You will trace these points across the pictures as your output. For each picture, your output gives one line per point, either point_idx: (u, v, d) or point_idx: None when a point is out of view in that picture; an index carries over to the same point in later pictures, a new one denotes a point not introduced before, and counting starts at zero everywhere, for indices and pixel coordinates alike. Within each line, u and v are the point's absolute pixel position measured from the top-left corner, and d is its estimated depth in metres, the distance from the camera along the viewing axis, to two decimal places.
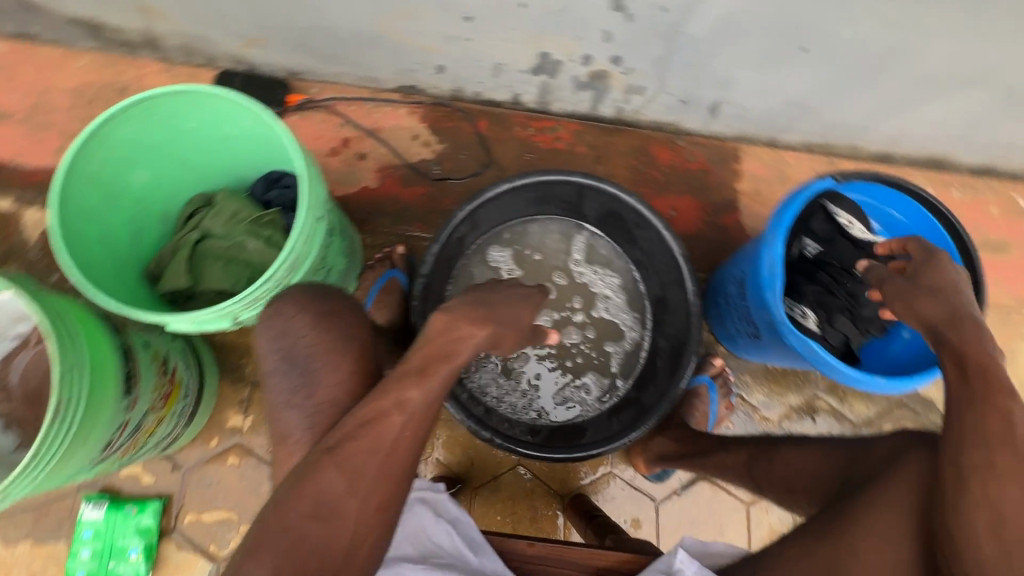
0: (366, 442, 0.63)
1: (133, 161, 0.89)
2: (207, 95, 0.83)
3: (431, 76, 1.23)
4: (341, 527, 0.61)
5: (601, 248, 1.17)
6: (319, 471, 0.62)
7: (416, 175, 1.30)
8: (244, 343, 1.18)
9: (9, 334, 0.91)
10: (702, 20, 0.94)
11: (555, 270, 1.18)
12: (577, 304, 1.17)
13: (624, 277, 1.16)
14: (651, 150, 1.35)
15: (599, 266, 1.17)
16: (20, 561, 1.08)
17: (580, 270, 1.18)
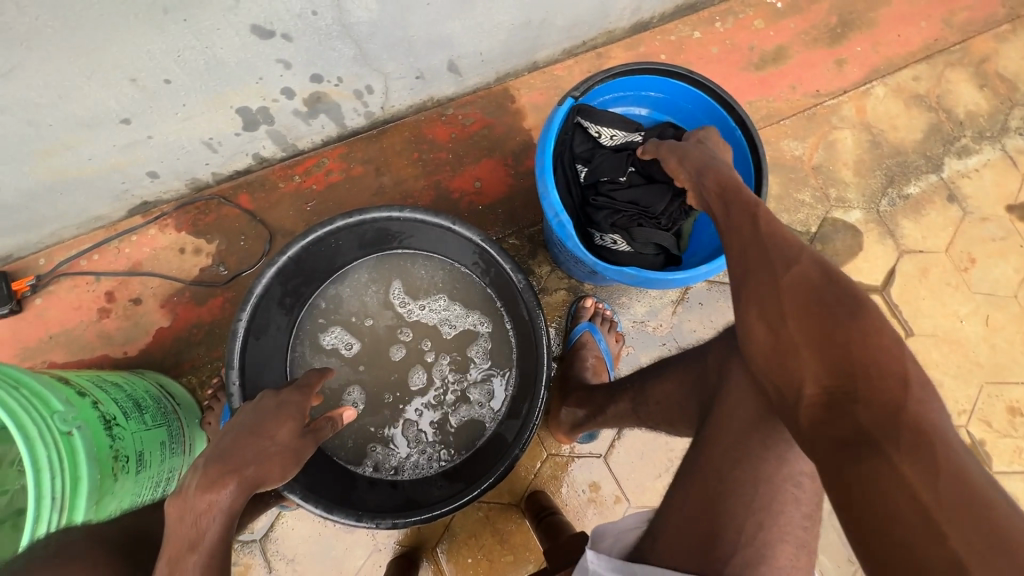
0: None
1: None
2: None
3: (149, 185, 1.07)
4: None
5: (415, 275, 1.09)
6: None
7: (204, 289, 1.16)
8: None
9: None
10: (360, 5, 0.84)
11: (387, 323, 1.08)
12: (426, 342, 1.09)
13: (453, 289, 1.09)
14: (426, 134, 1.25)
15: (425, 294, 1.09)
16: None
17: (409, 309, 1.09)
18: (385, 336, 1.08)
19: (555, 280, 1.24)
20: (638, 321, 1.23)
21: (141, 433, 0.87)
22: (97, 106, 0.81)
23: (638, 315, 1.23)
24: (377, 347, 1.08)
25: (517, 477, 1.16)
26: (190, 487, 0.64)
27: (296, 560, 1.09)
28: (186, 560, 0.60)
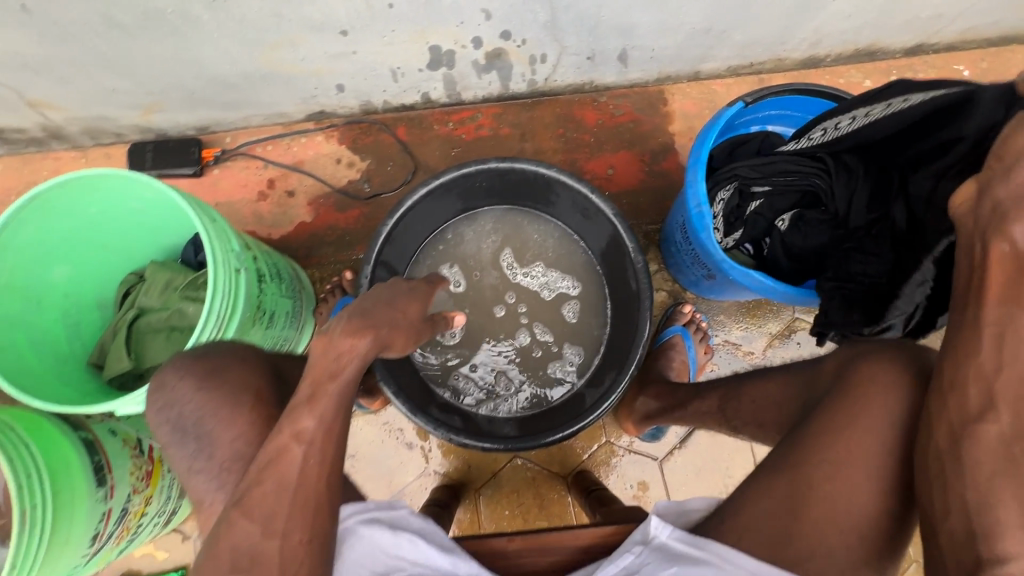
0: (271, 485, 0.62)
1: (46, 259, 0.87)
2: (80, 185, 0.82)
3: (334, 97, 1.21)
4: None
5: (528, 239, 1.15)
6: (230, 526, 0.61)
7: (347, 198, 1.29)
8: None
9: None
10: None
11: (495, 274, 1.15)
12: (523, 305, 1.14)
13: (562, 260, 1.14)
14: (575, 115, 1.32)
15: (534, 260, 1.15)
16: None
17: (514, 270, 1.16)
18: (489, 288, 1.15)
19: (659, 280, 1.26)
20: (732, 341, 1.22)
21: (277, 296, 1.00)
22: (328, 13, 0.94)
23: (732, 336, 1.22)
24: (480, 296, 1.14)
25: (574, 451, 1.19)
26: (335, 329, 0.68)
27: (357, 457, 1.19)
28: (324, 388, 0.65)
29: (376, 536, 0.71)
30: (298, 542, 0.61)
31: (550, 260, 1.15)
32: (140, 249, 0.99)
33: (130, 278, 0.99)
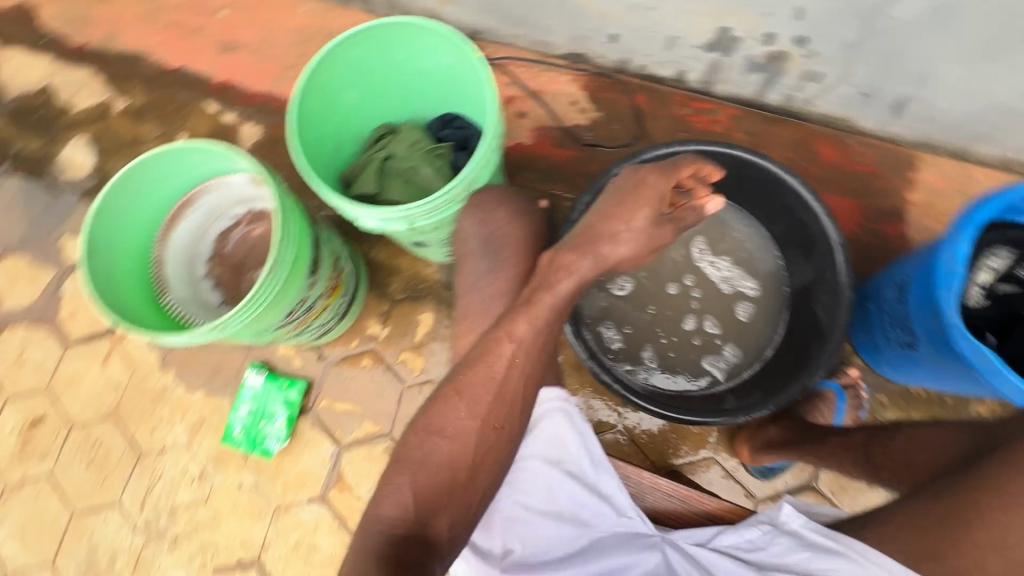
0: (480, 374, 0.77)
1: (346, 81, 1.01)
2: (404, 27, 0.95)
3: (602, 44, 1.28)
4: (462, 446, 0.76)
5: (727, 234, 1.16)
6: (444, 402, 0.77)
7: (567, 138, 1.36)
8: (392, 263, 1.33)
9: (240, 211, 1.11)
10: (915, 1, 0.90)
11: (682, 253, 1.17)
12: (696, 291, 1.16)
13: (750, 268, 1.15)
14: (814, 145, 1.29)
15: (724, 255, 1.16)
16: (195, 405, 1.31)
17: (701, 258, 1.17)
18: (671, 262, 1.17)
19: None
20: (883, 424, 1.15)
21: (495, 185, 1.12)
22: None
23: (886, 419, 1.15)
24: (660, 266, 1.17)
25: (678, 451, 1.19)
26: None
27: None
28: None
29: (553, 431, 0.90)
30: (493, 429, 0.78)
31: (738, 264, 1.16)
32: (401, 107, 1.13)
33: (384, 127, 1.12)
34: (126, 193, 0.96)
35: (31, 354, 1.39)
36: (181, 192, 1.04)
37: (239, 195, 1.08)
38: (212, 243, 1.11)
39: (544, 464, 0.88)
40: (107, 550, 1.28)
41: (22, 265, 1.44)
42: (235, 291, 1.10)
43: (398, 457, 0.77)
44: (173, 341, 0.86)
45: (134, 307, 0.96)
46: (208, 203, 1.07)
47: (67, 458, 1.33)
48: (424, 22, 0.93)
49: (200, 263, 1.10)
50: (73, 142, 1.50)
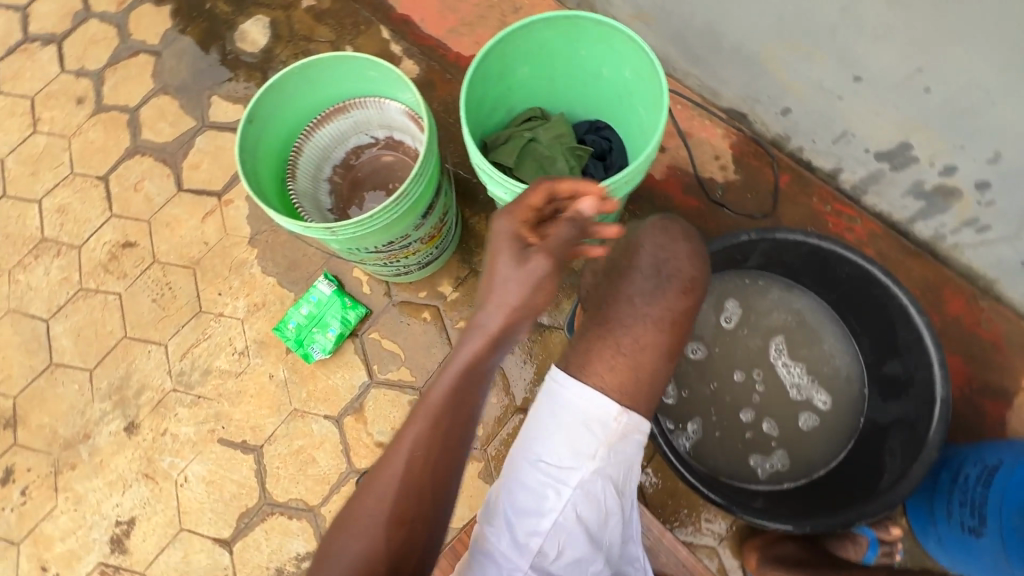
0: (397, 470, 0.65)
1: (525, 58, 1.04)
2: (599, 28, 0.97)
3: (770, 114, 1.26)
4: (370, 544, 0.62)
5: (814, 341, 1.12)
6: (354, 505, 0.65)
7: (697, 188, 1.34)
8: (485, 236, 1.36)
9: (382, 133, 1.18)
10: None
11: (764, 343, 1.13)
12: (763, 386, 1.12)
13: (828, 385, 1.10)
14: (943, 292, 1.22)
15: (803, 361, 1.12)
16: (263, 288, 1.38)
17: (780, 356, 1.13)
18: (745, 348, 1.13)
19: None
20: None
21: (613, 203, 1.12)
22: (868, 58, 0.97)
23: None
24: (733, 348, 1.13)
25: (685, 526, 1.14)
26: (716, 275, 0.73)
27: (528, 363, 1.27)
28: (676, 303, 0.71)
29: (628, 458, 0.70)
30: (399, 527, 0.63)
31: (817, 376, 1.11)
32: (556, 98, 1.16)
33: (534, 109, 1.14)
34: (296, 79, 1.01)
35: (148, 185, 1.50)
36: (342, 97, 1.10)
37: (387, 120, 1.13)
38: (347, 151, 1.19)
39: (605, 485, 0.68)
40: (138, 379, 1.35)
41: (173, 107, 1.56)
42: (348, 202, 1.18)
43: (300, 574, 0.64)
44: (289, 227, 0.92)
45: (265, 180, 1.03)
46: (358, 116, 1.13)
47: (139, 287, 1.42)
48: (621, 30, 0.94)
49: (328, 164, 1.17)
50: (256, 18, 1.61)
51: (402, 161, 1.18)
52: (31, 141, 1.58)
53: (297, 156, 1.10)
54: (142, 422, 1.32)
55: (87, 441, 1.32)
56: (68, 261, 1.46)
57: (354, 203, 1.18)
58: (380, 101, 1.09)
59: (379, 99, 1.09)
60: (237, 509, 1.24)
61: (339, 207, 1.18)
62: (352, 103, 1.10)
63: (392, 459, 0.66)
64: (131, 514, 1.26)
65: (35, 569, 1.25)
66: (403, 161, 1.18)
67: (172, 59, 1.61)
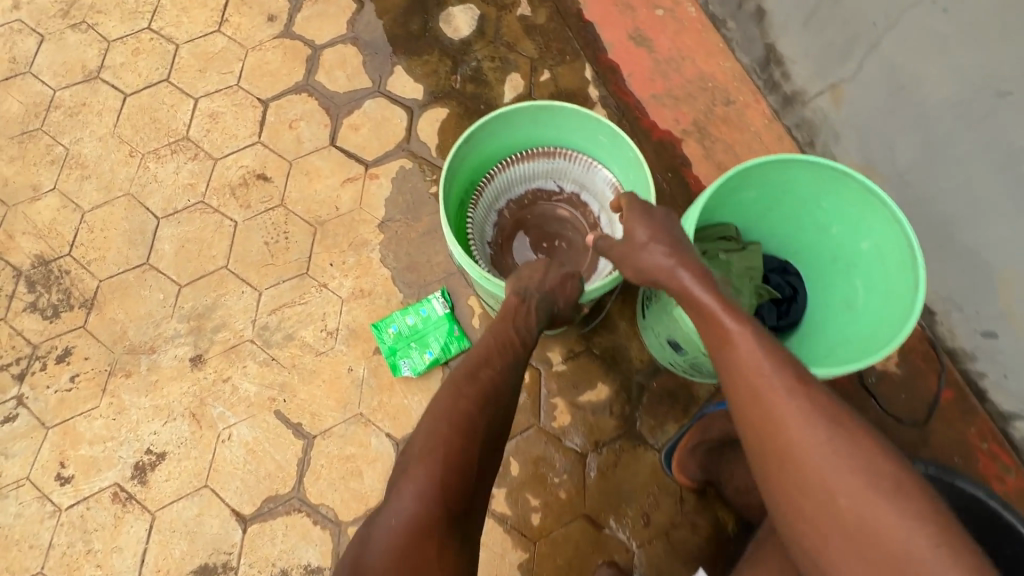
0: (437, 417, 0.71)
1: (759, 185, 0.95)
2: (860, 193, 0.89)
3: (967, 328, 1.14)
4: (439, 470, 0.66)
5: None
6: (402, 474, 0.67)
7: None
8: (614, 320, 1.27)
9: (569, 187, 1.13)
10: None
11: None
12: None
13: None
14: None
15: None
16: (375, 277, 1.32)
17: None
18: None
19: None
20: None
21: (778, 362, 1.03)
22: None
23: None
24: None
25: None
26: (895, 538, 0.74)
27: (610, 470, 1.18)
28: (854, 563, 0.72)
29: None
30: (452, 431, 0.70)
31: None
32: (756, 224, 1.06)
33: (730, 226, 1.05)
34: (526, 112, 1.01)
35: (303, 126, 1.46)
36: (556, 144, 1.09)
37: (585, 180, 1.11)
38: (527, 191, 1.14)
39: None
40: (221, 315, 1.30)
41: (355, 60, 1.52)
42: (508, 240, 1.12)
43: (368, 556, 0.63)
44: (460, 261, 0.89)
45: (455, 192, 0.99)
46: (559, 165, 1.11)
47: (256, 223, 1.37)
48: (892, 207, 0.85)
49: (504, 197, 1.13)
50: (467, 6, 1.56)
51: (577, 222, 1.13)
52: (210, 37, 1.55)
53: (488, 181, 1.08)
54: (209, 359, 1.27)
55: (150, 355, 1.27)
56: (200, 169, 1.43)
57: (512, 244, 1.12)
58: (591, 163, 1.08)
59: (591, 162, 1.08)
60: (267, 490, 1.18)
61: (497, 243, 1.12)
62: (562, 153, 1.09)
63: (433, 408, 0.73)
64: (165, 448, 1.21)
65: (54, 461, 1.20)
66: (578, 223, 1.13)
67: (372, 12, 1.57)
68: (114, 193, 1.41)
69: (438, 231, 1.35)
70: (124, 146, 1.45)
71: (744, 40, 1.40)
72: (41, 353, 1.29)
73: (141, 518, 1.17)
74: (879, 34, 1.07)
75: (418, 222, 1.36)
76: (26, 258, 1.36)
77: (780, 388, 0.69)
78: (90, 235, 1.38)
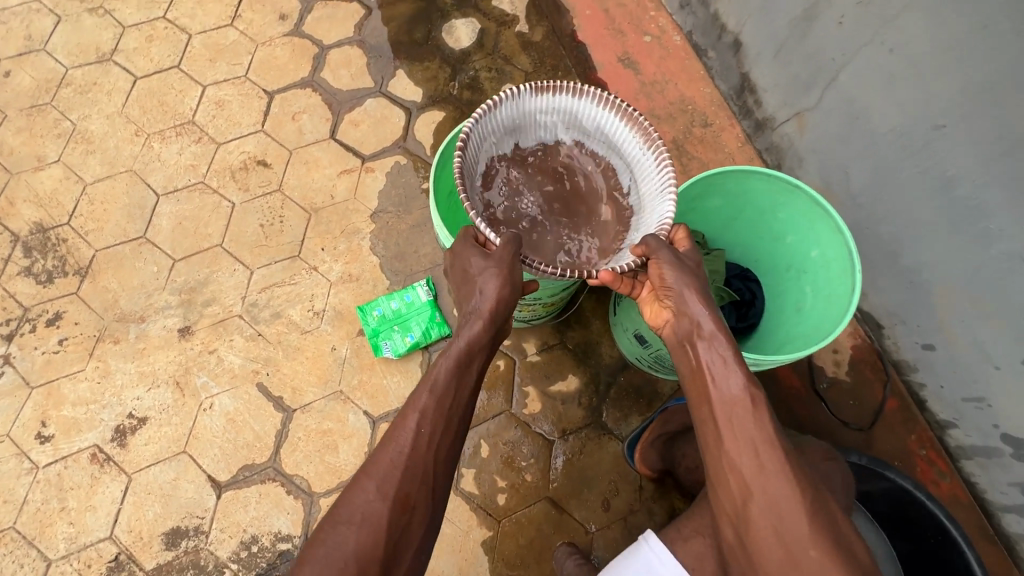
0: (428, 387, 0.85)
1: (719, 193, 1.05)
2: (808, 202, 0.98)
3: (910, 341, 1.23)
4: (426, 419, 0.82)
5: None
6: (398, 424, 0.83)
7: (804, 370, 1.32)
8: (588, 318, 1.35)
9: (590, 147, 1.03)
10: None
11: None
12: None
13: None
14: None
15: None
16: (363, 263, 1.38)
17: None
18: None
19: None
20: None
21: None
22: None
23: None
24: None
25: None
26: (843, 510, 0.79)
27: (576, 458, 1.24)
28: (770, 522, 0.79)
29: None
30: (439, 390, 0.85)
31: None
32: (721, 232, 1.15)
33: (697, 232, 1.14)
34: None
35: (306, 119, 1.54)
36: None
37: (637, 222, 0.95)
38: (541, 140, 1.03)
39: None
40: (212, 291, 1.35)
41: (360, 60, 1.61)
42: (541, 165, 1.03)
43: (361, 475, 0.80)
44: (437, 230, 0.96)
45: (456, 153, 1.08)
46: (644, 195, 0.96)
47: (254, 206, 1.44)
48: (834, 214, 0.94)
49: (609, 156, 1.02)
50: (469, 20, 1.67)
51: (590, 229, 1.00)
52: (222, 30, 1.63)
53: (620, 115, 0.96)
54: (198, 331, 1.32)
55: (139, 324, 1.32)
56: (202, 152, 1.49)
57: (539, 167, 1.03)
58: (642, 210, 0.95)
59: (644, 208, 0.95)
60: (244, 459, 1.22)
61: (542, 153, 1.04)
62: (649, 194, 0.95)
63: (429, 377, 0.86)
64: (146, 413, 1.25)
65: (35, 421, 1.23)
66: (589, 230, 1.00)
67: (379, 19, 1.66)
68: (117, 169, 1.47)
69: (427, 224, 1.43)
70: (131, 125, 1.52)
71: (723, 69, 1.52)
72: (31, 315, 1.32)
73: (117, 479, 1.19)
74: (837, 70, 1.19)
75: (409, 215, 1.43)
76: (25, 225, 1.41)
77: (805, 489, 0.72)
78: (91, 206, 1.43)
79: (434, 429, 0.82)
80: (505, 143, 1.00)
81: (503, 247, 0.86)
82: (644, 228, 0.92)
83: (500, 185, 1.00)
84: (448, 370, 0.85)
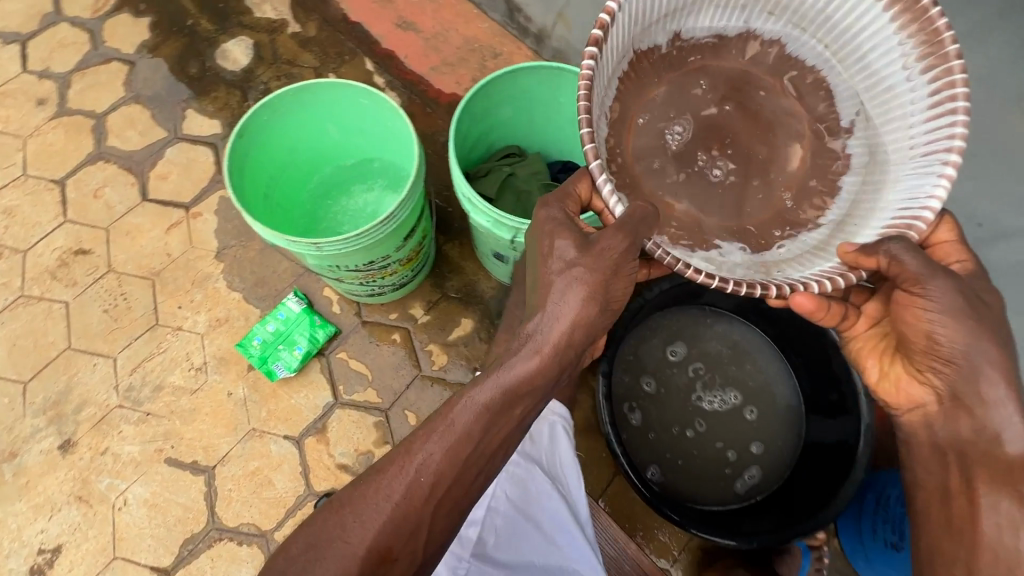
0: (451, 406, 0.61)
1: (507, 101, 1.15)
2: (577, 80, 1.08)
3: None
4: (445, 451, 0.59)
5: (743, 365, 1.20)
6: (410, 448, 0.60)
7: None
8: (458, 263, 1.40)
9: (805, 41, 0.73)
10: None
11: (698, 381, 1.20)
12: (700, 425, 1.18)
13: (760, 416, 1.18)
14: None
15: (736, 387, 1.20)
16: (227, 303, 1.36)
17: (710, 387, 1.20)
18: (679, 385, 1.21)
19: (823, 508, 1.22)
20: None
21: None
22: None
23: None
24: (672, 386, 1.20)
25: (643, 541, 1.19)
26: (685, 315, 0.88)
27: None
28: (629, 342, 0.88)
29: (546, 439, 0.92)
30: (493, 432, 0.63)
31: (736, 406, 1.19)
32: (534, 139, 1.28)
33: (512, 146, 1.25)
34: (341, 86, 1.05)
35: (110, 192, 1.46)
36: (327, 104, 1.10)
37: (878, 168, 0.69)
38: (701, 26, 0.75)
39: (512, 459, 0.84)
40: (79, 395, 1.27)
41: (143, 115, 1.54)
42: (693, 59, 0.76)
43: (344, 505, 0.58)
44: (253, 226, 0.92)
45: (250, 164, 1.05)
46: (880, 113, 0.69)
47: (88, 296, 1.36)
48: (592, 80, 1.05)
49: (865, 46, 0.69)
50: (239, 39, 1.65)
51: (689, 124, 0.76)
52: None
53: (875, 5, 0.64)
54: (80, 440, 1.24)
55: (12, 461, 1.22)
56: (9, 267, 1.38)
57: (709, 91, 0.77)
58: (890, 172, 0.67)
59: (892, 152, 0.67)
60: (181, 534, 1.18)
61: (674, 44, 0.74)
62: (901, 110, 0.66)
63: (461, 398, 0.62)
64: (58, 541, 1.17)
65: None
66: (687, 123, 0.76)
67: (147, 70, 1.60)
68: None
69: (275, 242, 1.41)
70: None
71: None
72: None
73: None
74: None
75: (254, 240, 1.41)
76: None
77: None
78: None
79: (470, 478, 0.61)
80: (661, 29, 0.72)
81: (623, 234, 0.64)
82: (892, 203, 0.65)
83: (641, 93, 0.75)
84: (493, 398, 0.62)
